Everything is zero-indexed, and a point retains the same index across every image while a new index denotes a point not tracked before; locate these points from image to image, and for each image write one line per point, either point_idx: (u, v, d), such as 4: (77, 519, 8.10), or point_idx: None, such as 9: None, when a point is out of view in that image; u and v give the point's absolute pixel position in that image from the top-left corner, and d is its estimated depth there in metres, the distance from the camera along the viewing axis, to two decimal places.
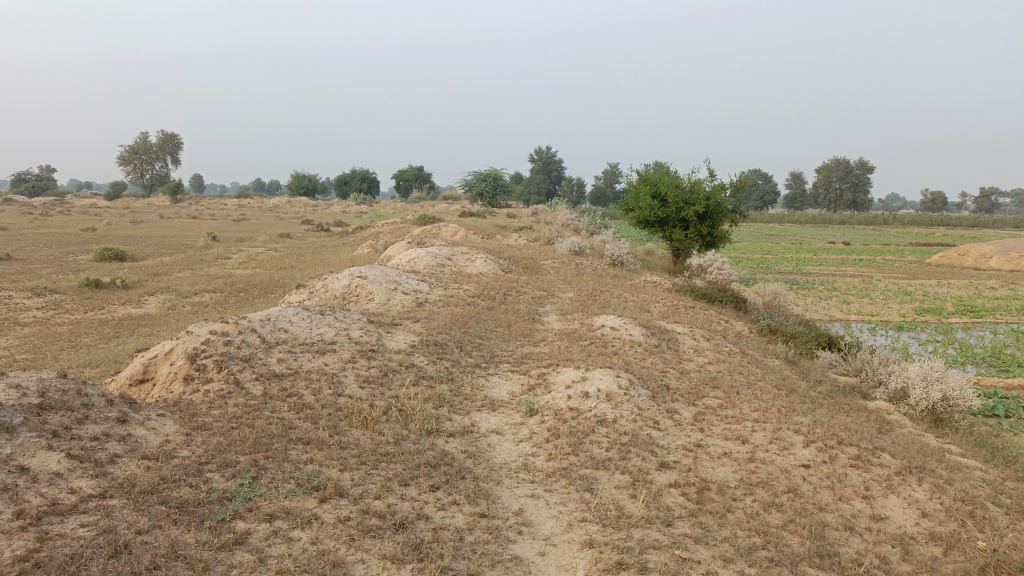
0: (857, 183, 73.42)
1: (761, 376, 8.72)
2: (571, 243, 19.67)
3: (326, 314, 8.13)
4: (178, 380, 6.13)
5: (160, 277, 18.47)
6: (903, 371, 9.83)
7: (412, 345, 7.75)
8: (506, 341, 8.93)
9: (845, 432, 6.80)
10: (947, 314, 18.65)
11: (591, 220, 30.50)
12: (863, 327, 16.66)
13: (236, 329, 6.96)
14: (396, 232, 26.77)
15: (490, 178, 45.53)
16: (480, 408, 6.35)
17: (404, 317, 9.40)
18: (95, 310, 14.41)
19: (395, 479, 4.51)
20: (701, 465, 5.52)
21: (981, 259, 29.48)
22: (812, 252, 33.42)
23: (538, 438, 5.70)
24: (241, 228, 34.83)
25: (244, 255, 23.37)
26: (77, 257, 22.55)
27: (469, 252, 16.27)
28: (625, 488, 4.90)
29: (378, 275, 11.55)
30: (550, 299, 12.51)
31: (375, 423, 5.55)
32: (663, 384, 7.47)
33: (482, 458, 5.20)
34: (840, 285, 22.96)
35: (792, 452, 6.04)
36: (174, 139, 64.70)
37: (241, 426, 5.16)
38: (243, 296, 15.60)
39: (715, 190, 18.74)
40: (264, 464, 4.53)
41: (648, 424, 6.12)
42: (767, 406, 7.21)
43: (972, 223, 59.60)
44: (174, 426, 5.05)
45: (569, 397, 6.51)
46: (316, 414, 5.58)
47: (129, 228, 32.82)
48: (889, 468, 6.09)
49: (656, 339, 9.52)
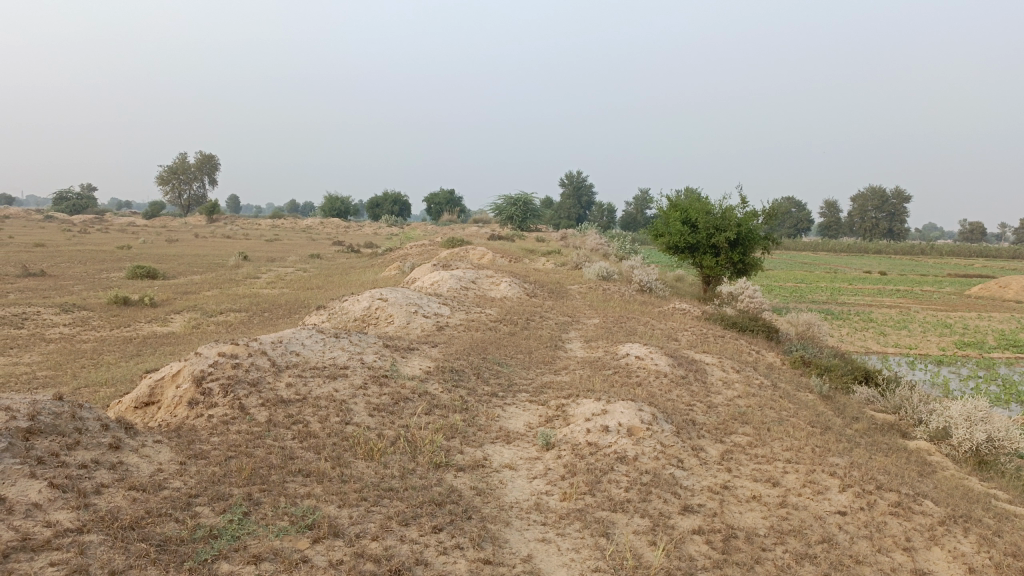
0: (894, 212, 72.22)
1: (794, 412, 8.29)
2: (599, 268, 19.36)
3: (341, 337, 7.91)
4: (182, 404, 5.90)
5: (187, 296, 18.50)
6: (944, 411, 9.32)
7: (427, 371, 7.47)
8: (526, 369, 8.63)
9: (884, 476, 6.36)
10: (988, 349, 17.96)
11: (621, 245, 30.12)
12: (901, 361, 16.08)
13: (246, 351, 6.74)
14: (424, 254, 26.70)
15: (521, 202, 45.49)
16: (494, 441, 6.04)
17: (423, 342, 9.15)
18: (120, 328, 14.39)
19: (396, 518, 4.22)
20: (727, 510, 5.14)
21: (1023, 291, 28.54)
22: (847, 281, 32.67)
23: (553, 475, 5.38)
24: (272, 248, 35.01)
25: (272, 274, 23.40)
26: (109, 274, 22.74)
27: (495, 275, 16.03)
28: (644, 534, 4.56)
29: (399, 298, 11.35)
30: (575, 325, 12.19)
31: (382, 455, 5.27)
32: (689, 419, 7.10)
33: (492, 496, 4.89)
34: (875, 316, 22.33)
35: (826, 497, 5.63)
36: (213, 159, 65.73)
37: (240, 455, 4.91)
38: (267, 316, 15.51)
39: (747, 217, 18.33)
40: (258, 498, 4.27)
41: (672, 462, 5.75)
42: (800, 445, 6.81)
43: (1012, 254, 58.19)
44: (169, 454, 4.81)
45: (588, 430, 6.18)
46: (320, 443, 5.32)
47: (164, 246, 33.16)
48: (932, 516, 5.65)
49: (683, 370, 9.15)
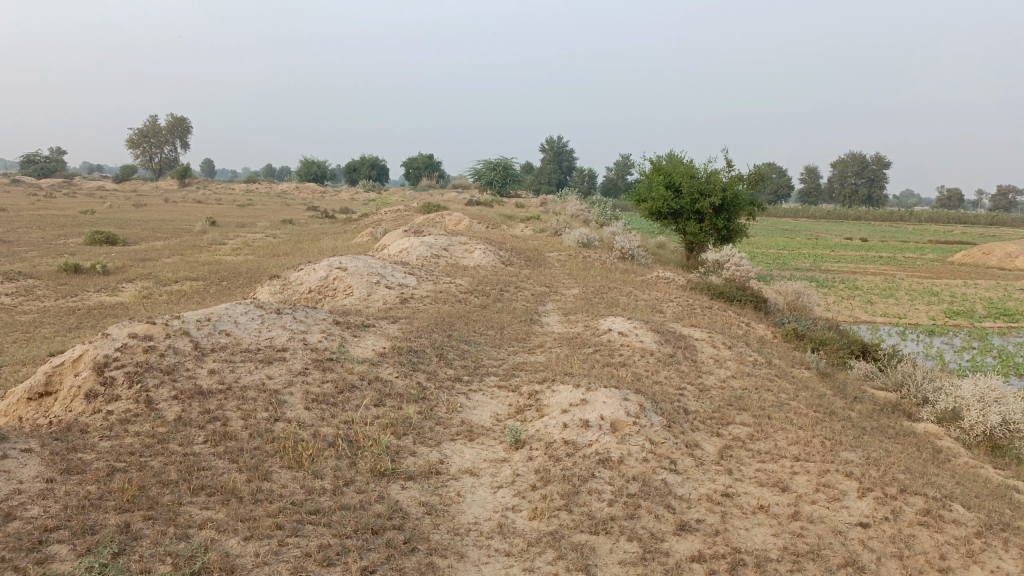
0: (873, 179, 71.75)
1: (794, 395, 7.43)
2: (579, 235, 18.42)
3: (283, 312, 6.89)
4: (79, 398, 4.93)
5: (145, 263, 17.30)
6: (953, 390, 8.54)
7: (381, 353, 6.48)
8: (496, 347, 7.69)
9: (906, 475, 5.51)
10: (979, 318, 17.31)
11: (602, 210, 29.15)
12: (892, 331, 15.37)
13: (163, 332, 5.72)
14: (398, 220, 25.58)
15: (501, 166, 44.36)
16: (454, 438, 5.12)
17: (383, 317, 8.17)
18: (66, 298, 13.23)
19: (314, 556, 3.29)
20: (731, 527, 4.25)
21: (1006, 258, 27.99)
22: (830, 247, 31.95)
23: (522, 484, 4.47)
24: (243, 213, 33.62)
25: (240, 240, 22.15)
26: (67, 240, 21.43)
27: (469, 241, 15.01)
28: (632, 566, 3.66)
29: (360, 267, 10.32)
30: (553, 297, 11.23)
31: (315, 463, 4.32)
32: (679, 407, 6.21)
33: (446, 516, 3.97)
34: (861, 284, 21.61)
35: (845, 505, 4.77)
36: (185, 121, 63.49)
37: (131, 469, 3.94)
38: (225, 286, 14.44)
39: (733, 180, 17.41)
40: (138, 532, 3.33)
41: (663, 464, 4.86)
42: (807, 437, 5.94)
43: (990, 221, 57.89)
44: (38, 467, 3.83)
45: (564, 425, 5.26)
46: (237, 448, 4.35)
47: (131, 211, 31.73)
48: (967, 526, 4.80)
49: (671, 348, 8.25)
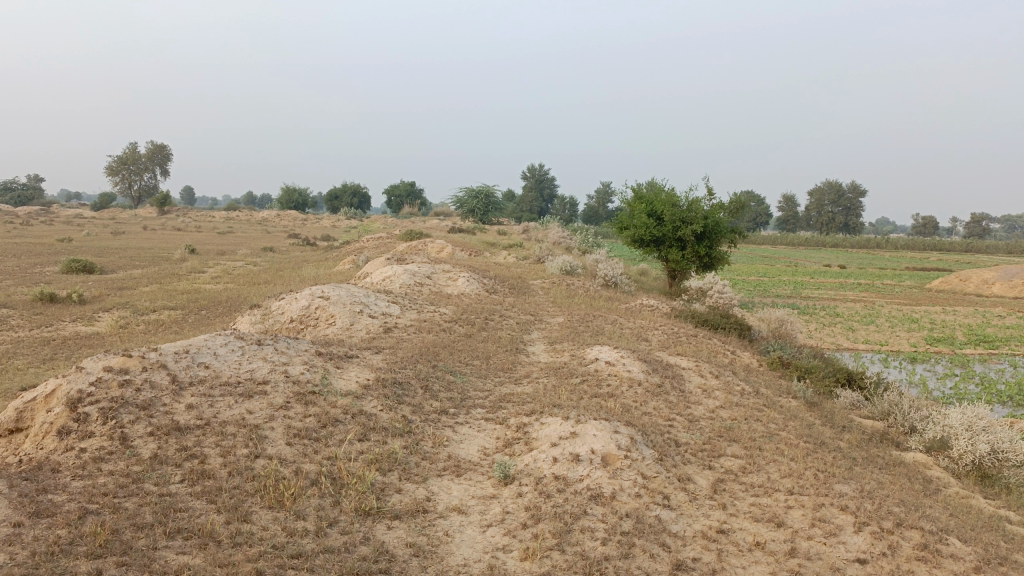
0: (849, 206, 72.67)
1: (783, 425, 7.35)
2: (562, 262, 18.37)
3: (264, 343, 6.73)
4: (50, 435, 4.74)
5: (122, 292, 17.02)
6: (941, 418, 8.50)
7: (365, 385, 6.33)
8: (481, 378, 7.56)
9: (901, 508, 5.42)
10: (959, 345, 17.40)
11: (584, 238, 29.19)
12: (874, 358, 15.40)
13: (140, 365, 5.55)
14: (380, 248, 25.45)
15: (482, 194, 44.47)
16: (441, 474, 4.97)
17: (366, 347, 8.02)
18: (41, 328, 12.94)
19: None
20: (728, 565, 4.14)
21: (983, 285, 28.29)
22: (810, 274, 32.16)
23: (512, 522, 4.33)
24: (223, 240, 33.33)
25: (219, 269, 21.89)
26: (43, 269, 21.06)
27: (452, 269, 14.90)
28: None
29: (342, 296, 10.18)
30: (538, 325, 11.13)
31: (298, 502, 4.16)
32: (670, 439, 6.10)
33: (434, 558, 3.81)
34: (842, 311, 21.71)
35: (841, 541, 4.67)
36: (165, 149, 63.17)
37: (105, 511, 3.77)
38: (204, 315, 14.20)
39: (714, 208, 17.48)
40: None
41: (656, 499, 4.75)
42: (799, 469, 5.85)
43: (965, 248, 58.68)
44: (4, 511, 3.64)
45: (554, 460, 5.14)
46: (216, 487, 4.19)
47: (109, 239, 31.32)
48: (965, 561, 4.71)
49: (659, 377, 8.15)
